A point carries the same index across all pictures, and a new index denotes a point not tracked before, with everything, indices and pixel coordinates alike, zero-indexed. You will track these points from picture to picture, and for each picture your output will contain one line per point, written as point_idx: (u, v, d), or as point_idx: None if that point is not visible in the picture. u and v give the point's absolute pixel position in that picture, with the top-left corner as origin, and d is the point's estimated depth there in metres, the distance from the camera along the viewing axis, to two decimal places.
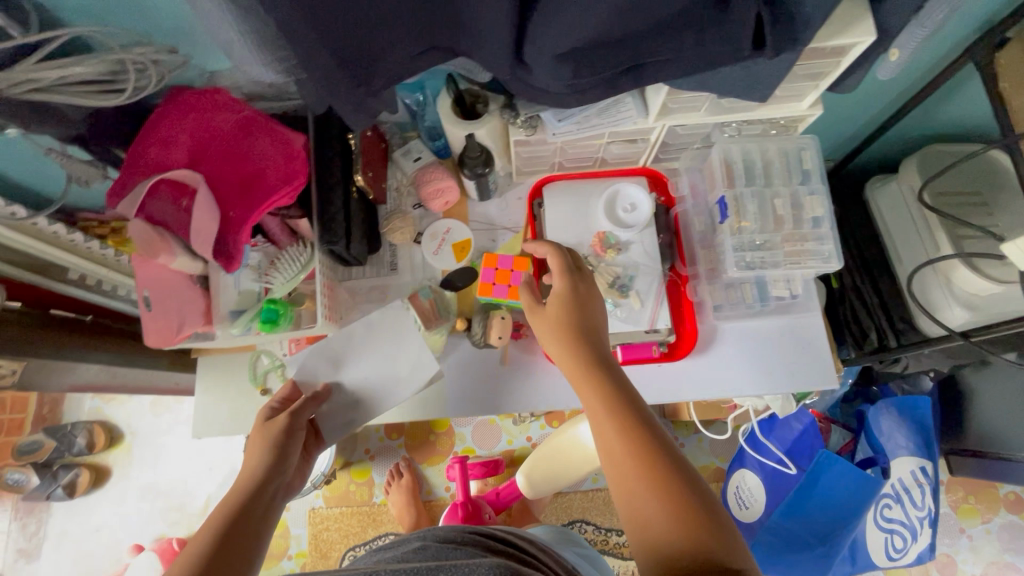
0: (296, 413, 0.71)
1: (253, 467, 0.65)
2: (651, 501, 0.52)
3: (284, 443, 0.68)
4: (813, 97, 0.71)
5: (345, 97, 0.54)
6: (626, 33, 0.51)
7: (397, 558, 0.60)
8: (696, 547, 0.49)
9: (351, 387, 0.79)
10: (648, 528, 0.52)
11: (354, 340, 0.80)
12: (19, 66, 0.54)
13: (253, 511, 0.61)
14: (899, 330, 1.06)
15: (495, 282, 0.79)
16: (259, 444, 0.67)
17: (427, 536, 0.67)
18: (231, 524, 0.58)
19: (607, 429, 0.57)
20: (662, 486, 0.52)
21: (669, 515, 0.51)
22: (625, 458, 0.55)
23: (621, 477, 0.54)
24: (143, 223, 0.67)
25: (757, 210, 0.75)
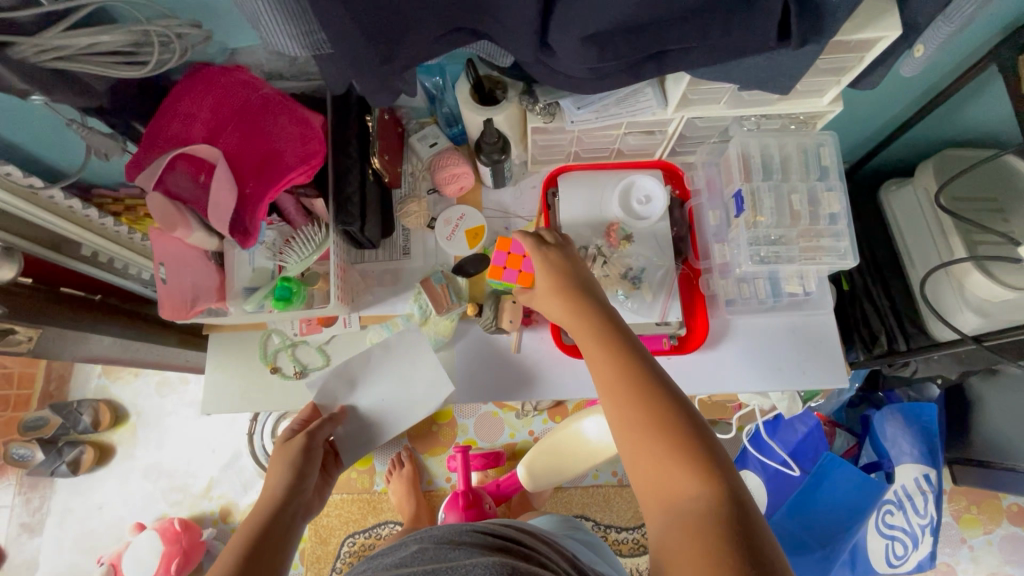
0: (314, 433, 0.73)
1: (275, 485, 0.67)
2: (651, 444, 0.54)
3: (303, 462, 0.70)
4: (834, 93, 0.71)
5: (369, 75, 0.55)
6: (653, 18, 0.51)
7: (396, 564, 0.60)
8: (696, 485, 0.50)
9: (366, 408, 0.81)
10: (649, 470, 0.53)
11: (371, 362, 0.81)
12: (45, 34, 0.54)
13: (274, 527, 0.62)
14: (910, 334, 1.06)
15: (504, 266, 0.76)
16: (279, 464, 0.69)
17: (424, 538, 0.66)
18: (255, 539, 0.60)
19: (608, 378, 0.59)
20: (664, 427, 0.54)
21: (666, 463, 0.52)
22: (626, 405, 0.56)
23: (622, 422, 0.56)
24: (161, 197, 0.67)
25: (774, 205, 0.74)
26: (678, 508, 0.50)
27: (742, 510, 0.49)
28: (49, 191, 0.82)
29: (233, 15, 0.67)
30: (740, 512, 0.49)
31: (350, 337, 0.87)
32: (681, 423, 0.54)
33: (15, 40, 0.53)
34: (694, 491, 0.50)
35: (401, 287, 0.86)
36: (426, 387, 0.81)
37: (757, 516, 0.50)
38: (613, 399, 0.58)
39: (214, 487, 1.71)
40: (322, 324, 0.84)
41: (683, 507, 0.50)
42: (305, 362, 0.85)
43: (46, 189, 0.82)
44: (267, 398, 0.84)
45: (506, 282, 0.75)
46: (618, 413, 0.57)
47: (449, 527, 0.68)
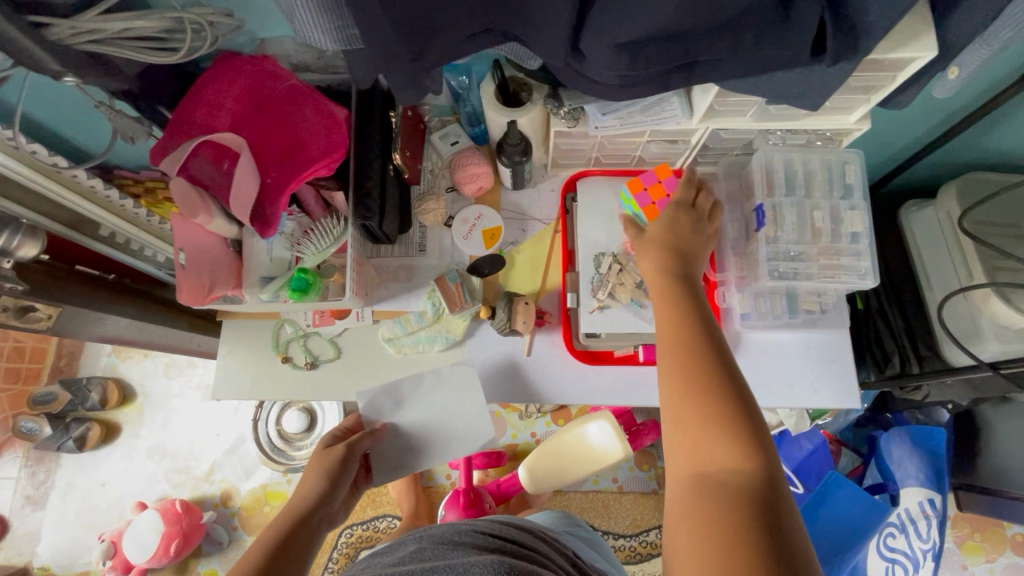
0: (353, 445, 0.75)
1: (310, 491, 0.69)
2: (700, 413, 0.52)
3: (338, 471, 0.72)
4: (863, 111, 0.70)
5: (400, 71, 0.55)
6: (687, 29, 0.51)
7: (395, 562, 0.60)
8: (738, 463, 0.49)
9: (407, 427, 0.81)
10: (690, 437, 0.52)
11: (422, 386, 0.82)
12: (84, 16, 0.55)
13: (297, 531, 0.63)
14: (923, 357, 1.05)
15: (646, 188, 0.77)
16: (315, 471, 0.71)
17: (424, 535, 0.67)
18: (283, 538, 0.62)
19: (671, 338, 0.57)
20: (716, 401, 0.52)
21: (723, 433, 0.51)
22: (683, 368, 0.55)
23: (672, 384, 0.55)
24: (184, 182, 0.68)
25: (795, 221, 0.74)
26: (709, 482, 0.49)
27: (777, 503, 0.47)
28: (73, 169, 0.83)
29: (265, 6, 0.67)
30: (774, 501, 0.47)
31: (361, 332, 0.86)
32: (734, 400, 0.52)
33: (52, 21, 0.54)
34: (734, 467, 0.49)
35: (414, 284, 0.86)
36: (466, 420, 0.82)
37: (791, 509, 0.48)
38: (671, 361, 0.56)
39: (215, 471, 1.72)
40: (335, 317, 0.85)
41: (715, 482, 0.49)
42: (317, 353, 0.85)
43: (70, 167, 0.83)
44: (278, 386, 0.85)
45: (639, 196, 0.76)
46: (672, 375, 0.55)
47: (452, 524, 0.69)
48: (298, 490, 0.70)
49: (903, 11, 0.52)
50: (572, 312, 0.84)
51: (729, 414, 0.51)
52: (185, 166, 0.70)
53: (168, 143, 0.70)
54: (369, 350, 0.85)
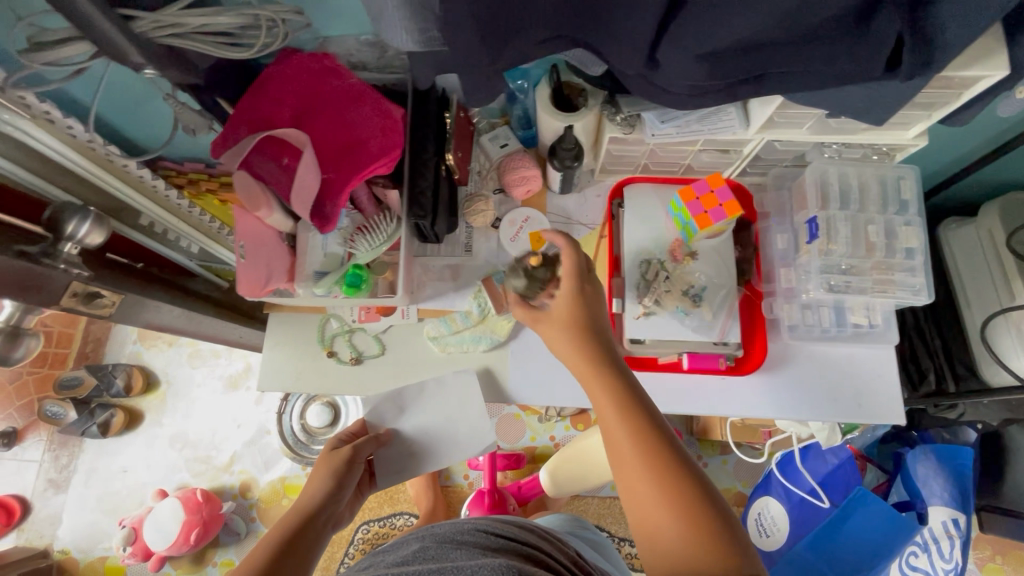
0: (359, 447, 0.77)
1: (316, 490, 0.69)
2: (669, 524, 0.54)
3: (345, 472, 0.73)
4: (922, 127, 0.70)
5: (476, 73, 0.55)
6: (766, 41, 0.51)
7: (402, 564, 0.59)
8: (693, 534, 0.52)
9: (410, 433, 0.83)
10: (655, 532, 0.54)
11: (424, 393, 0.84)
12: (167, 10, 0.56)
13: (307, 530, 0.63)
14: (960, 376, 1.05)
15: (698, 197, 0.77)
16: (322, 471, 0.72)
17: (427, 537, 0.66)
18: (293, 530, 0.62)
19: (624, 448, 0.58)
20: (681, 509, 0.54)
21: (673, 511, 0.54)
22: (644, 481, 0.56)
23: (626, 476, 0.57)
24: (247, 175, 0.69)
25: (850, 234, 0.74)
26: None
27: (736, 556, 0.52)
28: (124, 158, 0.86)
29: (333, 5, 0.68)
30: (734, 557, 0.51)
31: (405, 329, 0.87)
32: (699, 503, 0.54)
33: (138, 14, 0.55)
34: (692, 539, 0.52)
35: (461, 283, 0.87)
36: (469, 434, 0.84)
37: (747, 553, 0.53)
38: (629, 473, 0.57)
39: (235, 462, 1.74)
40: (380, 313, 0.85)
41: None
42: (361, 349, 0.86)
43: (121, 158, 0.85)
44: (322, 380, 0.86)
45: (692, 208, 0.76)
46: (634, 489, 0.56)
47: (455, 526, 0.68)
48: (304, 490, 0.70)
49: (980, 29, 0.52)
50: (618, 317, 0.83)
51: (695, 515, 0.53)
52: (246, 160, 0.71)
53: (229, 136, 0.72)
54: (414, 348, 0.86)
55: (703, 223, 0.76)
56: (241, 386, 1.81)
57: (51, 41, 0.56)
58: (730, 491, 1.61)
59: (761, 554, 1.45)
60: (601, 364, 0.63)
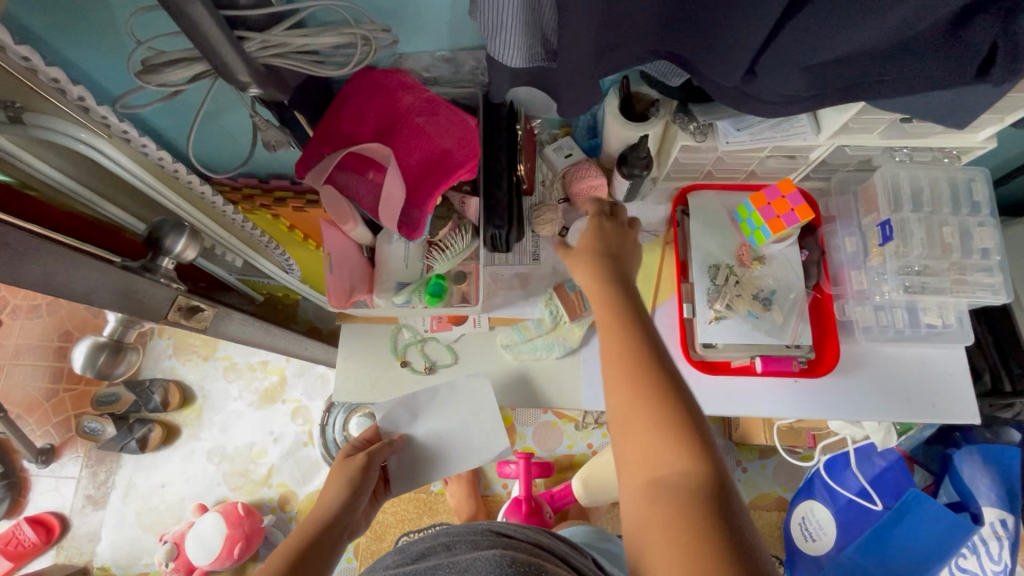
0: (373, 454, 0.79)
1: (332, 500, 0.73)
2: (648, 430, 0.55)
3: (360, 480, 0.76)
4: (993, 130, 0.71)
5: (576, 85, 0.57)
6: (868, 50, 0.52)
7: (413, 558, 0.65)
8: (652, 399, 0.56)
9: (425, 438, 0.85)
10: (621, 402, 0.57)
11: (438, 398, 0.85)
12: (273, 31, 0.58)
13: (322, 539, 0.67)
14: (1016, 374, 1.04)
15: (769, 202, 0.79)
16: (337, 481, 0.75)
17: (442, 533, 0.70)
18: (308, 538, 0.67)
19: (618, 357, 0.59)
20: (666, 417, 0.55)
21: (641, 379, 0.57)
22: (629, 382, 0.57)
23: (608, 355, 0.60)
24: (333, 190, 0.72)
25: (925, 236, 0.75)
26: (665, 490, 0.52)
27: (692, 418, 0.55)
28: (189, 174, 0.85)
29: (416, 21, 0.70)
30: (689, 419, 0.55)
31: (476, 337, 0.89)
32: (677, 403, 0.55)
33: (248, 35, 0.57)
34: (655, 404, 0.56)
35: (531, 292, 0.88)
36: (484, 433, 0.86)
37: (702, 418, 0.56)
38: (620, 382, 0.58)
39: (274, 475, 1.74)
40: (452, 322, 0.87)
41: (672, 488, 0.51)
42: (434, 358, 0.87)
43: (187, 174, 0.85)
44: (396, 390, 0.87)
45: (764, 215, 0.78)
46: (620, 390, 0.58)
47: (470, 525, 0.71)
48: (321, 498, 0.74)
49: None
50: (689, 322, 0.85)
51: (679, 424, 0.54)
52: (331, 178, 0.73)
53: (312, 156, 0.73)
54: (485, 354, 0.88)
55: (776, 227, 0.78)
56: (276, 399, 1.81)
57: (163, 63, 0.58)
58: (771, 496, 1.61)
59: (807, 557, 1.45)
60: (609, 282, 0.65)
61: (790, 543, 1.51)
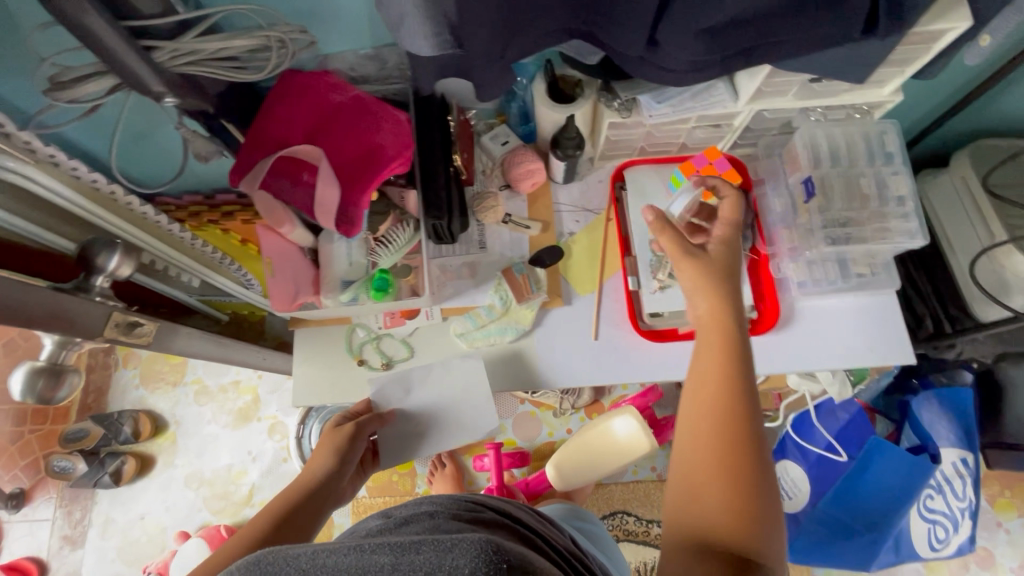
0: (361, 425, 0.80)
1: (319, 467, 0.74)
2: (712, 486, 0.52)
3: (347, 449, 0.77)
4: (896, 83, 0.75)
5: (487, 69, 0.58)
6: (756, 13, 0.55)
7: (390, 527, 0.59)
8: (727, 457, 0.53)
9: (416, 411, 0.85)
10: (695, 447, 0.55)
11: (432, 373, 0.86)
12: (184, 38, 0.58)
13: (304, 504, 0.69)
14: (954, 317, 1.09)
15: (698, 170, 0.82)
16: (325, 449, 0.76)
17: (424, 502, 0.67)
18: (287, 508, 0.68)
19: (706, 404, 0.56)
20: (732, 483, 0.52)
21: (726, 432, 0.54)
22: (710, 431, 0.55)
23: (698, 397, 0.57)
24: (265, 195, 0.73)
25: (844, 189, 0.81)
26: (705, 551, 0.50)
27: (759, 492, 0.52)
28: (127, 195, 0.86)
29: (333, 20, 0.70)
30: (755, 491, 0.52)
31: (430, 330, 0.89)
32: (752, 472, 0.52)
33: (157, 44, 0.57)
34: (730, 462, 0.53)
35: (480, 280, 0.89)
36: (466, 420, 0.86)
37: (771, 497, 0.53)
38: (701, 431, 0.55)
39: (256, 494, 1.72)
40: (405, 317, 0.88)
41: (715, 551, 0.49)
42: (390, 354, 0.88)
43: (125, 195, 0.85)
44: (356, 390, 0.88)
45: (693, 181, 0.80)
46: (698, 435, 0.55)
47: (446, 495, 0.70)
48: (308, 465, 0.75)
49: None
50: (635, 294, 0.87)
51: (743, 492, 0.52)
52: (264, 183, 0.73)
53: (244, 163, 0.73)
54: (440, 343, 0.89)
55: (707, 193, 0.81)
56: (251, 418, 1.79)
57: (72, 79, 0.58)
58: None
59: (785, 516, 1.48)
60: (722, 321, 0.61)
61: None
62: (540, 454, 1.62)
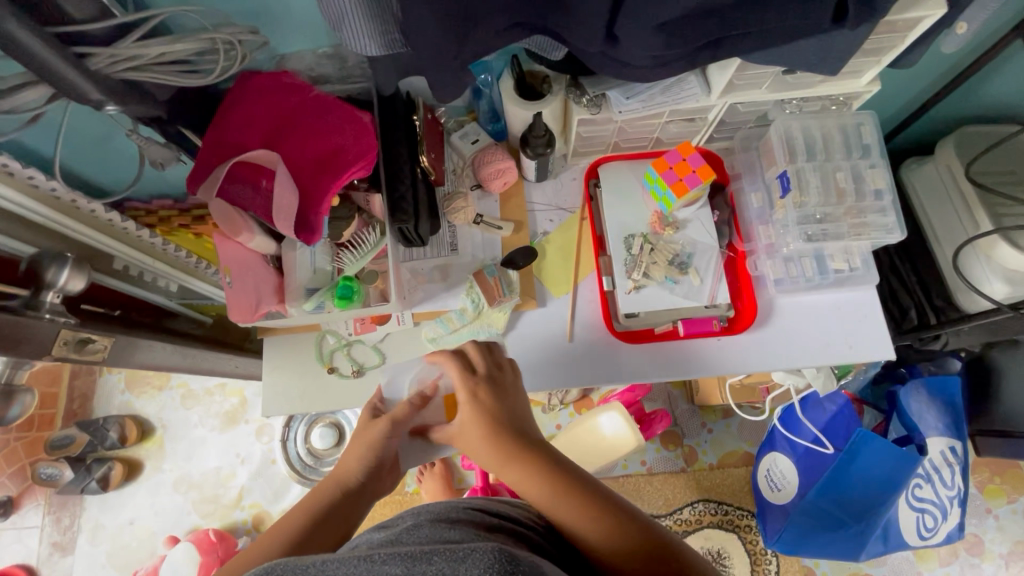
0: (398, 418, 0.72)
1: (354, 468, 0.68)
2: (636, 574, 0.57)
3: (384, 447, 0.70)
4: (872, 73, 0.72)
5: (441, 68, 0.56)
6: (717, 5, 0.52)
7: (388, 540, 0.51)
8: (619, 540, 0.58)
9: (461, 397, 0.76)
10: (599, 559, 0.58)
11: None
12: (123, 42, 0.56)
13: (341, 506, 0.65)
14: (939, 308, 1.08)
15: (671, 167, 0.79)
16: (360, 446, 0.70)
17: (421, 512, 0.59)
18: (325, 508, 0.64)
19: (573, 520, 0.59)
20: (591, 510, 0.59)
21: (602, 526, 0.59)
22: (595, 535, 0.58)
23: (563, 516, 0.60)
24: (223, 202, 0.70)
25: (819, 184, 0.78)
26: None
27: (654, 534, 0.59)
28: (93, 204, 0.84)
29: (286, 18, 0.68)
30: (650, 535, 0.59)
31: (403, 335, 0.88)
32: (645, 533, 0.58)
33: (92, 50, 0.54)
34: (624, 541, 0.58)
35: (452, 283, 0.87)
36: None
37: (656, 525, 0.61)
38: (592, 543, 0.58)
39: (245, 496, 1.71)
40: (375, 323, 0.86)
41: None
42: (362, 361, 0.87)
43: (90, 204, 0.84)
44: (326, 398, 0.86)
45: (668, 178, 0.77)
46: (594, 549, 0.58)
47: (445, 503, 0.61)
48: (343, 462, 0.69)
49: None
50: (611, 294, 0.85)
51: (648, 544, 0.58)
52: (221, 190, 0.70)
53: (200, 170, 0.70)
54: (414, 348, 0.88)
55: (681, 190, 0.78)
56: (239, 420, 1.78)
57: (6, 89, 0.55)
58: (737, 453, 1.64)
59: (773, 507, 1.47)
60: (525, 451, 0.63)
61: (760, 497, 1.53)
62: None
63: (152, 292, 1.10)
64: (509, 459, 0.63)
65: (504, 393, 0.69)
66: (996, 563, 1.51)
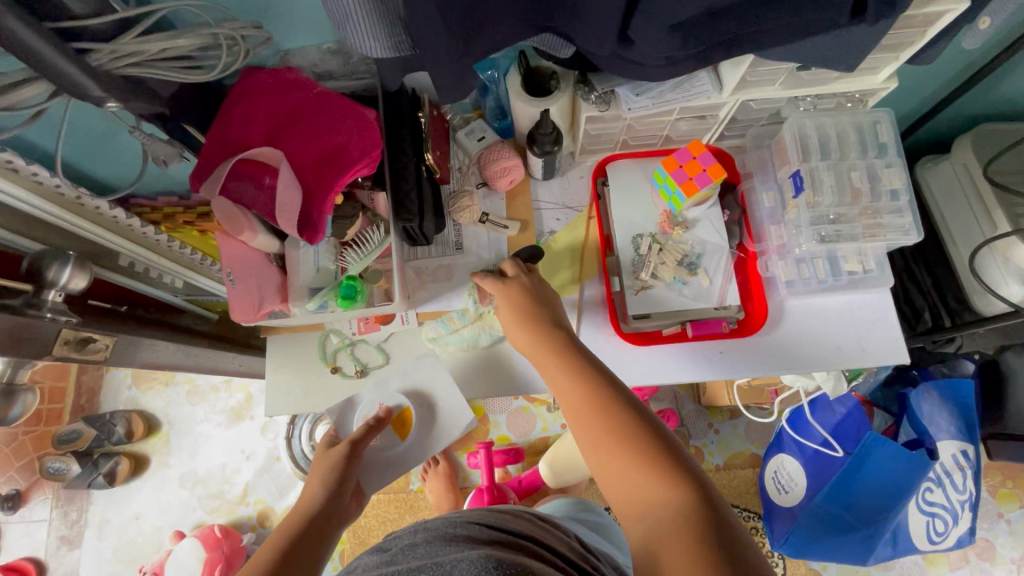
0: (356, 441, 0.77)
1: (316, 494, 0.71)
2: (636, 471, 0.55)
3: (342, 470, 0.75)
4: (890, 69, 0.70)
5: (448, 68, 0.54)
6: (732, 3, 0.50)
7: (385, 562, 0.50)
8: (624, 434, 0.57)
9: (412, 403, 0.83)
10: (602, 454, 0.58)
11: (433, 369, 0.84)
12: (124, 38, 0.54)
13: (310, 532, 0.66)
14: (954, 310, 1.06)
15: (681, 165, 0.77)
16: (320, 474, 0.74)
17: (419, 529, 0.58)
18: (293, 536, 0.65)
19: (585, 411, 0.61)
20: (603, 403, 0.61)
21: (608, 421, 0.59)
22: (602, 427, 0.59)
23: (577, 405, 0.62)
24: (225, 200, 0.68)
25: (834, 184, 0.76)
26: (659, 526, 0.50)
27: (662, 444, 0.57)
28: (98, 201, 0.83)
29: (290, 14, 0.67)
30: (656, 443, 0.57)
31: (405, 335, 0.87)
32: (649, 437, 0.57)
33: (93, 46, 0.53)
34: (629, 437, 0.57)
35: (456, 283, 0.87)
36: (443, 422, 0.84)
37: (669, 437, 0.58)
38: (599, 437, 0.59)
39: (250, 493, 1.72)
40: (379, 322, 0.86)
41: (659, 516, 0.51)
42: (365, 361, 0.86)
43: (96, 201, 0.83)
44: (329, 397, 0.86)
45: (677, 177, 0.76)
46: (598, 440, 0.59)
47: (445, 517, 0.61)
48: (302, 495, 0.72)
49: None
50: (618, 296, 0.83)
51: (652, 451, 0.56)
52: (224, 187, 0.69)
53: (205, 167, 0.70)
54: (417, 347, 0.87)
55: (690, 189, 0.76)
56: (244, 416, 1.79)
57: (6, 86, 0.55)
58: (744, 454, 1.63)
59: (780, 509, 1.45)
60: (552, 344, 0.68)
61: (766, 499, 1.52)
62: (534, 449, 1.60)
63: (158, 287, 1.10)
64: (541, 350, 0.69)
65: (544, 293, 0.74)
66: (1008, 567, 1.49)
